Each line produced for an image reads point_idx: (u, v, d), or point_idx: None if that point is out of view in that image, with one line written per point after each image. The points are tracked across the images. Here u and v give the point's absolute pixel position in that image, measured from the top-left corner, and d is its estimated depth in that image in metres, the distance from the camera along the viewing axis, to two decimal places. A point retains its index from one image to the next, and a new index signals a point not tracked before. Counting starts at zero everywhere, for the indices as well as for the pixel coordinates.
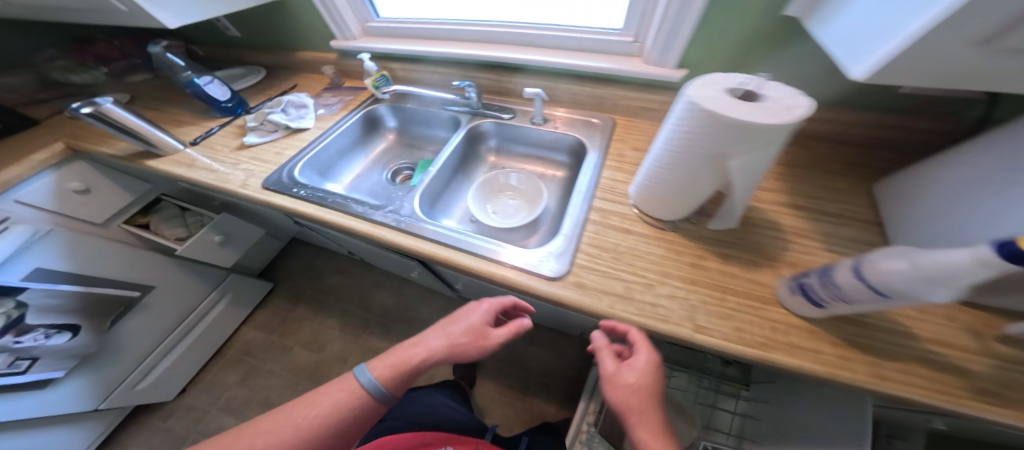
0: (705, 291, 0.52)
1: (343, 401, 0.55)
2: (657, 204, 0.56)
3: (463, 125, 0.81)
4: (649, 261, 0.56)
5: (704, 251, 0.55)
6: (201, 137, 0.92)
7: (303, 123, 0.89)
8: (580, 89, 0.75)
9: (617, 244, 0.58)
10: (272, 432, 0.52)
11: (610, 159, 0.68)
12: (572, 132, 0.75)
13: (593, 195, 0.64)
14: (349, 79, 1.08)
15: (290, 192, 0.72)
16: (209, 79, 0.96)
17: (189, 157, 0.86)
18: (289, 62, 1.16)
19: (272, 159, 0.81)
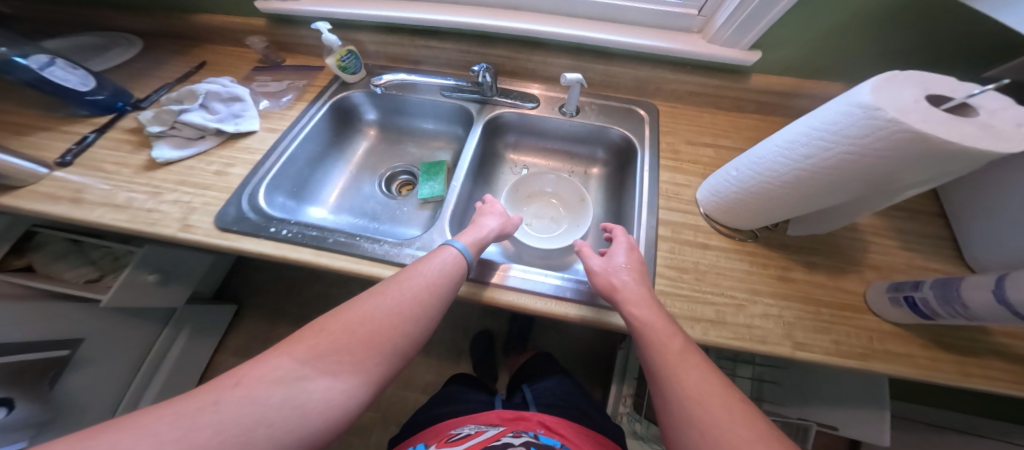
0: (797, 306, 0.49)
1: (438, 271, 0.45)
2: (736, 214, 0.51)
3: (477, 119, 0.67)
4: (735, 278, 0.51)
5: (789, 261, 0.53)
6: (73, 154, 0.60)
7: (238, 125, 0.64)
8: (615, 68, 0.63)
9: (697, 262, 0.52)
10: (373, 315, 0.39)
11: (664, 156, 0.60)
12: (613, 124, 0.64)
13: (657, 204, 0.56)
14: (289, 54, 0.83)
15: (268, 233, 0.53)
16: (48, 59, 0.62)
17: (63, 183, 0.57)
18: (191, 30, 0.84)
19: (216, 182, 0.58)
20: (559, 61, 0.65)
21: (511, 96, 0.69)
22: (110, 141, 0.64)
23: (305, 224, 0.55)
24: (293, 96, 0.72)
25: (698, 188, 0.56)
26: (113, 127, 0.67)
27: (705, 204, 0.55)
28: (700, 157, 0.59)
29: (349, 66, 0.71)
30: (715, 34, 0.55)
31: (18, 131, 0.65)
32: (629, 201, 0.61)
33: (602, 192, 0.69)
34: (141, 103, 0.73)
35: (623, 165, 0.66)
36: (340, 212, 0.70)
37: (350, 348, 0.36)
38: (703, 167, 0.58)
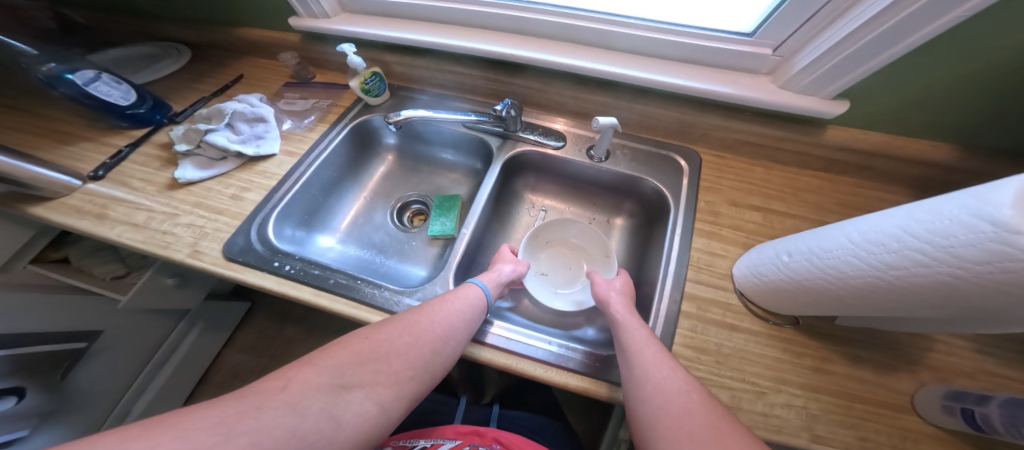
0: (826, 397, 0.41)
1: (469, 298, 0.45)
2: (777, 297, 0.42)
3: (497, 157, 0.62)
4: (763, 365, 0.43)
5: (829, 351, 0.43)
6: (104, 168, 0.62)
7: (257, 148, 0.64)
8: (653, 108, 0.57)
9: (719, 344, 0.44)
10: (410, 333, 0.38)
11: (702, 217, 0.52)
12: (645, 175, 0.58)
13: (684, 274, 0.49)
14: (318, 69, 0.82)
15: (267, 267, 0.51)
16: (93, 74, 0.65)
17: (89, 195, 0.59)
18: (230, 42, 0.86)
19: (229, 207, 0.57)
20: (591, 100, 0.60)
21: (537, 131, 0.64)
22: (141, 157, 0.65)
23: (308, 260, 0.53)
24: (315, 117, 0.71)
25: (736, 261, 0.48)
26: (147, 141, 0.69)
27: (741, 280, 0.47)
28: (745, 221, 0.51)
29: (372, 88, 0.69)
30: (789, 79, 0.46)
31: (69, 143, 0.69)
32: (655, 263, 0.54)
33: (626, 245, 0.62)
34: (177, 117, 0.75)
35: (654, 218, 0.59)
36: (348, 243, 0.67)
37: (387, 363, 0.35)
38: (745, 234, 0.50)
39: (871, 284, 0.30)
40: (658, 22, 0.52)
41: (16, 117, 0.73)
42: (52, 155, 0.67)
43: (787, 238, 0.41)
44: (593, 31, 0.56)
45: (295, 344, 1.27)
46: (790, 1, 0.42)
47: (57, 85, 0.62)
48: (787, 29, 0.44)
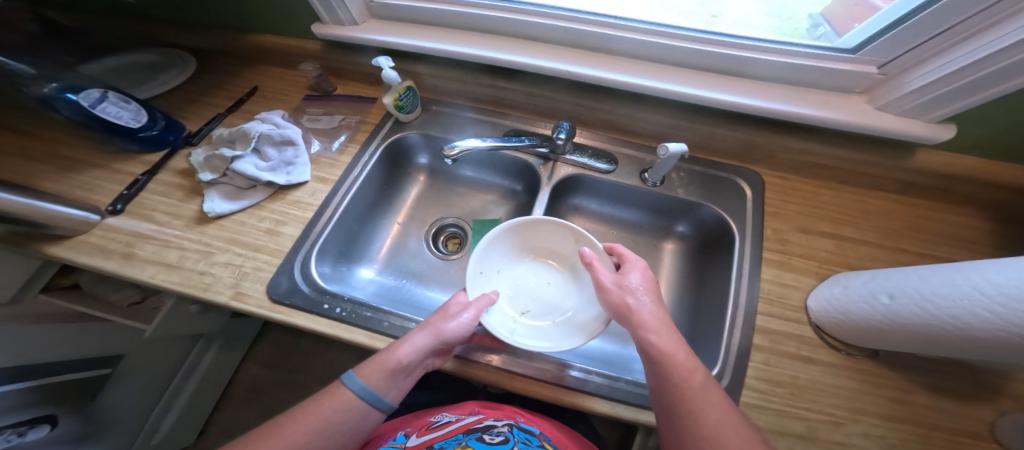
0: (905, 427, 0.37)
1: (338, 415, 0.39)
2: (858, 335, 0.39)
3: (545, 184, 0.61)
4: (838, 396, 0.39)
5: (905, 380, 0.39)
6: (123, 200, 0.58)
7: (289, 176, 0.60)
8: (714, 127, 0.56)
9: (792, 374, 0.41)
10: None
11: (771, 245, 0.51)
12: (706, 201, 0.56)
13: (755, 306, 0.46)
14: (340, 79, 0.77)
15: (319, 310, 0.48)
16: (99, 93, 0.59)
17: (112, 229, 0.55)
18: (242, 49, 0.80)
19: (266, 243, 0.54)
20: (645, 117, 0.60)
21: (584, 152, 0.63)
22: (161, 186, 0.61)
23: (358, 301, 0.50)
24: (346, 136, 0.68)
25: (809, 293, 0.46)
26: (164, 169, 0.64)
27: (817, 312, 0.43)
28: (816, 249, 0.50)
29: (406, 104, 0.66)
30: (893, 100, 0.44)
31: (78, 170, 0.64)
32: (718, 292, 0.51)
33: (680, 269, 0.61)
34: (192, 138, 0.70)
35: (711, 244, 0.57)
36: (388, 274, 0.65)
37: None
38: (816, 263, 0.49)
39: (984, 341, 0.28)
40: (733, 40, 0.50)
41: (17, 140, 0.67)
42: (59, 184, 0.62)
43: (879, 276, 0.37)
44: (658, 47, 0.54)
45: (313, 356, 1.25)
46: (914, 22, 0.39)
47: (62, 108, 0.57)
48: (899, 49, 0.42)
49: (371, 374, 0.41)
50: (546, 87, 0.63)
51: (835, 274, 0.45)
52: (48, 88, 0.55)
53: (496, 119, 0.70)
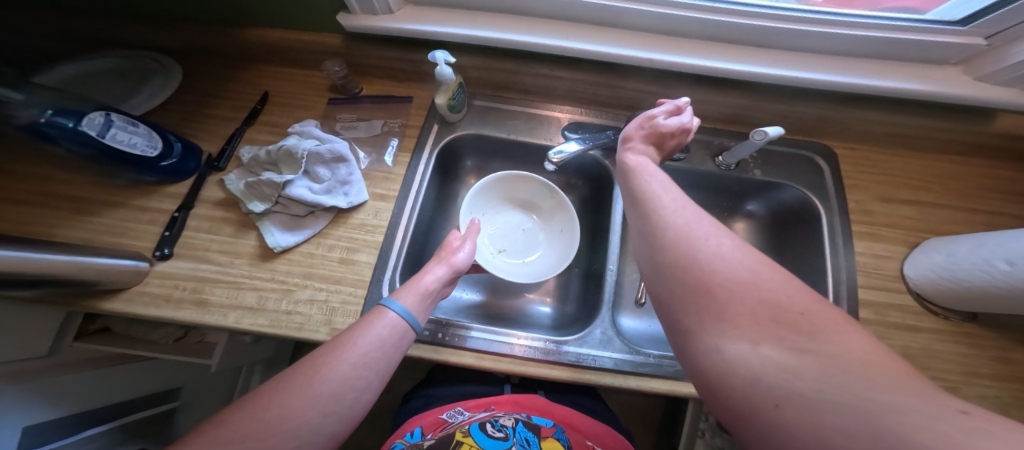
0: (1015, 386, 0.48)
1: (388, 331, 0.44)
2: (954, 296, 0.49)
3: (617, 178, 0.65)
4: (950, 361, 0.49)
5: (1010, 341, 0.50)
6: (166, 243, 0.54)
7: (349, 197, 0.57)
8: (776, 105, 0.62)
9: (905, 346, 0.50)
10: (307, 394, 0.37)
11: (858, 217, 0.60)
12: (794, 180, 0.64)
13: (856, 280, 0.55)
14: (360, 75, 0.68)
15: (462, 344, 0.55)
16: (104, 118, 0.47)
17: (194, 286, 0.53)
18: (232, 48, 0.66)
19: (345, 274, 0.54)
20: (716, 101, 0.63)
21: None
22: (203, 221, 0.57)
23: (451, 324, 0.57)
24: (396, 142, 0.62)
25: (904, 262, 0.55)
26: (198, 200, 0.58)
27: (916, 279, 0.53)
28: (901, 216, 0.60)
29: (457, 103, 0.60)
30: (992, 72, 0.51)
31: (93, 212, 0.56)
32: (813, 269, 0.60)
33: (755, 241, 0.72)
34: (217, 162, 0.60)
35: (789, 220, 0.68)
36: (467, 286, 0.70)
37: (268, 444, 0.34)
38: (903, 232, 0.58)
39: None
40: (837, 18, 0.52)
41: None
42: (78, 232, 0.54)
43: (983, 242, 0.45)
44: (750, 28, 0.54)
45: None
46: None
47: (60, 141, 0.45)
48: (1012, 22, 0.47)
49: (409, 295, 0.49)
50: (617, 77, 0.61)
51: (928, 242, 0.54)
52: (40, 116, 0.43)
53: (546, 110, 0.67)
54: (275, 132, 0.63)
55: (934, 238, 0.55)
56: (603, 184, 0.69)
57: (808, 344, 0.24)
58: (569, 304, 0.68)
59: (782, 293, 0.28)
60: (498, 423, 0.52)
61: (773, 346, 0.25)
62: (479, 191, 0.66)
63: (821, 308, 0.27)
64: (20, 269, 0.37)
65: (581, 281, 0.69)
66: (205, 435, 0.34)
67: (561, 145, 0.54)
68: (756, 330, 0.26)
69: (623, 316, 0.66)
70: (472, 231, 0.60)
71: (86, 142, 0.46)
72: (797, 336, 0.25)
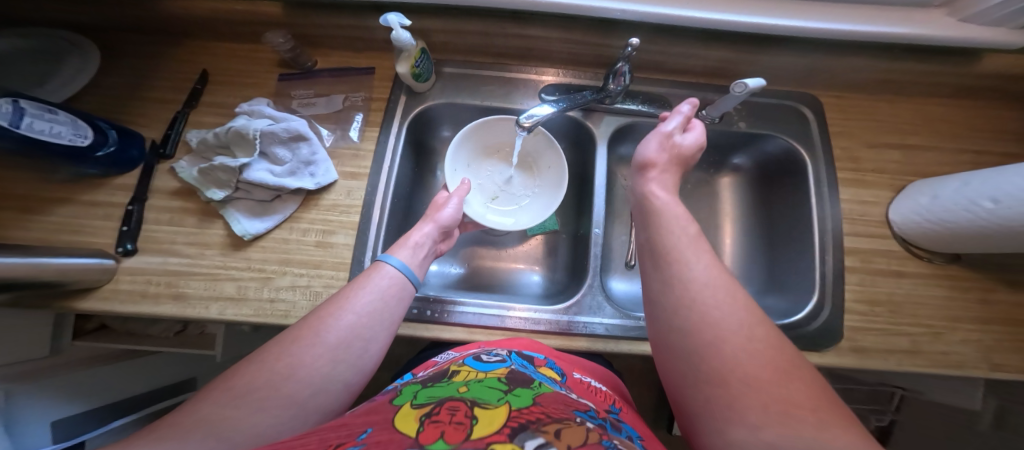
0: (997, 328, 0.51)
1: (387, 282, 0.46)
2: (937, 237, 0.51)
3: (598, 140, 0.63)
4: (933, 306, 0.53)
5: (991, 282, 0.53)
6: (128, 237, 0.52)
7: (315, 178, 0.54)
8: (760, 57, 0.60)
9: (891, 293, 0.53)
10: (316, 343, 0.38)
11: (845, 165, 0.61)
12: (776, 133, 0.64)
13: (841, 228, 0.57)
14: (311, 45, 0.62)
15: (457, 318, 0.55)
16: (13, 105, 0.41)
17: (168, 281, 0.51)
18: (162, 21, 0.59)
19: (323, 258, 0.53)
20: (698, 55, 0.60)
21: (633, 98, 0.63)
22: (163, 213, 0.54)
23: (439, 300, 0.57)
24: (361, 116, 0.58)
25: (890, 208, 0.57)
26: (151, 191, 0.55)
27: (901, 224, 0.55)
28: (887, 162, 0.61)
29: (422, 71, 0.56)
30: (976, 13, 0.50)
31: (40, 210, 0.52)
32: (799, 222, 0.62)
33: (742, 197, 0.73)
34: (163, 149, 0.56)
35: (775, 174, 0.68)
36: (455, 261, 0.69)
37: (283, 388, 0.34)
38: (890, 176, 0.60)
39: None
40: None
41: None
42: (29, 232, 0.51)
43: (969, 182, 0.47)
44: None
45: None
46: None
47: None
48: None
49: (401, 250, 0.51)
50: (593, 35, 0.57)
51: (914, 185, 0.56)
52: None
53: (522, 73, 0.63)
54: (225, 114, 0.58)
55: (919, 181, 0.57)
56: (586, 148, 0.66)
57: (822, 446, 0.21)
58: (559, 272, 0.68)
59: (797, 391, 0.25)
60: (492, 352, 0.47)
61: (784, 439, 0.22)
62: (460, 141, 0.61)
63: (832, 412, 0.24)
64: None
65: (569, 248, 0.69)
66: (217, 387, 0.33)
67: (532, 108, 0.51)
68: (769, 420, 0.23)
69: (613, 279, 0.67)
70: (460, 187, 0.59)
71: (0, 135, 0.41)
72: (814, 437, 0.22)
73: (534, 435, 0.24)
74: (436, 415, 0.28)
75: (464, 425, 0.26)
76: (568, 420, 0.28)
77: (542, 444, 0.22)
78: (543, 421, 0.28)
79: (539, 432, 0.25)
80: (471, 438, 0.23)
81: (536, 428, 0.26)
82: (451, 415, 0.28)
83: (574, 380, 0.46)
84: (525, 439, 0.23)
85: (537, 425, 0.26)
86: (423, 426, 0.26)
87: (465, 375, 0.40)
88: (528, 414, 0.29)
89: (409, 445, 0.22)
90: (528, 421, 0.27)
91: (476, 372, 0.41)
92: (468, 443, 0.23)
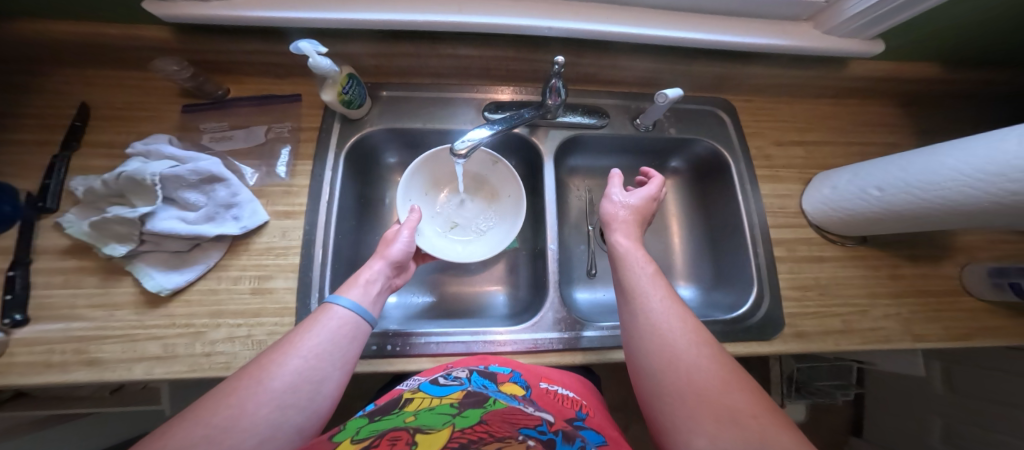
0: (909, 299, 0.60)
1: (337, 322, 0.44)
2: (844, 223, 0.59)
3: (546, 154, 0.63)
4: (855, 286, 0.61)
5: (896, 258, 0.63)
6: (15, 309, 0.45)
7: (240, 221, 0.50)
8: (682, 66, 0.63)
9: (817, 277, 0.61)
10: (259, 391, 0.35)
11: (760, 163, 0.68)
12: (705, 137, 0.68)
13: (766, 223, 0.64)
14: (218, 73, 0.55)
15: (423, 350, 0.54)
16: None
17: (72, 351, 0.45)
18: (18, 53, 0.50)
19: (263, 305, 0.49)
20: (627, 66, 0.63)
21: (573, 110, 0.64)
22: (55, 275, 0.47)
23: (402, 334, 0.55)
24: (289, 149, 0.54)
25: (802, 199, 0.65)
26: (34, 251, 0.47)
27: (814, 214, 0.63)
28: (793, 158, 0.68)
29: (354, 97, 0.52)
30: (835, 26, 0.56)
31: None
32: (731, 218, 0.68)
33: (687, 196, 0.77)
34: (43, 201, 0.48)
35: (709, 173, 0.73)
36: (416, 290, 0.67)
37: (224, 441, 0.31)
38: (797, 171, 0.68)
39: (927, 213, 0.45)
40: None
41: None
42: None
43: (858, 174, 0.54)
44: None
45: None
46: None
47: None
48: None
49: (352, 289, 0.48)
50: (526, 51, 0.57)
51: (818, 177, 0.64)
52: None
53: (459, 93, 0.60)
54: (117, 155, 0.51)
55: (821, 173, 0.65)
56: (534, 162, 0.67)
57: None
58: (521, 289, 0.69)
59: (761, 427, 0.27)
60: (451, 375, 0.47)
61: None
62: (413, 173, 0.59)
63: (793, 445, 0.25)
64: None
65: (530, 264, 0.69)
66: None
67: (468, 132, 0.51)
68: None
69: (577, 290, 0.69)
70: (410, 218, 0.56)
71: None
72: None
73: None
74: (375, 446, 0.28)
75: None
76: (511, 436, 0.31)
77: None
78: (486, 439, 0.31)
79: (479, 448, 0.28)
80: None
81: (477, 445, 0.29)
82: (391, 445, 0.29)
83: (538, 393, 0.45)
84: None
85: (477, 444, 0.29)
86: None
87: (420, 402, 0.40)
88: (470, 433, 0.32)
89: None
90: (470, 440, 0.30)
91: (432, 398, 0.41)
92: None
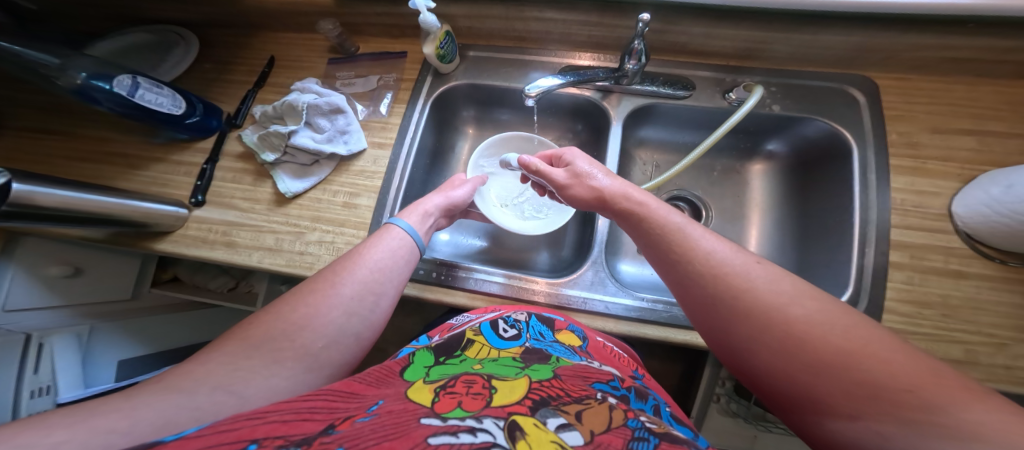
0: None
1: (397, 242, 0.50)
2: (1009, 234, 0.44)
3: (613, 119, 0.63)
4: (999, 315, 0.46)
5: None
6: (199, 190, 0.62)
7: (348, 145, 0.61)
8: (800, 36, 0.56)
9: (944, 295, 0.47)
10: (332, 294, 0.42)
11: (901, 150, 0.54)
12: (816, 115, 0.59)
13: (888, 220, 0.51)
14: (358, 36, 0.71)
15: (463, 283, 0.58)
16: (132, 81, 0.53)
17: (219, 227, 0.60)
18: (243, 17, 0.72)
19: (348, 217, 0.58)
20: (726, 35, 0.58)
21: (657, 80, 0.62)
22: (228, 172, 0.64)
23: (448, 265, 0.60)
24: (391, 95, 0.66)
25: (955, 199, 0.50)
26: (222, 154, 0.65)
27: (966, 217, 0.48)
28: (956, 149, 0.53)
29: (447, 53, 0.61)
30: None
31: (138, 166, 0.65)
32: (840, 211, 0.57)
33: (773, 185, 0.69)
34: (235, 119, 0.67)
35: (814, 159, 0.63)
36: (468, 234, 0.74)
37: (307, 337, 0.39)
38: (958, 165, 0.53)
39: None
40: None
41: (57, 142, 0.67)
42: (129, 182, 0.64)
43: None
44: None
45: None
46: None
47: (104, 101, 0.52)
48: None
49: (410, 215, 0.54)
50: (616, 16, 0.58)
51: (986, 175, 0.48)
52: (80, 80, 0.50)
53: (538, 56, 0.66)
54: (283, 92, 0.68)
55: (993, 170, 0.49)
56: (601, 127, 0.67)
57: (925, 418, 0.23)
58: (566, 249, 0.70)
59: (870, 334, 0.28)
60: (511, 319, 0.49)
61: (882, 421, 0.25)
62: (487, 147, 0.68)
63: (955, 376, 0.25)
64: (65, 210, 0.45)
65: (578, 227, 0.70)
66: (235, 333, 0.39)
67: (538, 80, 0.53)
68: (857, 405, 0.26)
69: (622, 262, 0.68)
70: (476, 178, 0.64)
71: (122, 102, 0.53)
72: (911, 411, 0.24)
73: (556, 414, 0.26)
74: (452, 387, 0.31)
75: (482, 395, 0.29)
76: (590, 399, 0.30)
77: (564, 424, 0.25)
78: (565, 398, 0.29)
79: (560, 411, 0.27)
80: (492, 406, 0.27)
81: (557, 406, 0.28)
82: (468, 387, 0.30)
83: (595, 345, 0.47)
84: (547, 416, 0.26)
85: (558, 405, 0.28)
86: (438, 396, 0.29)
87: (479, 348, 0.42)
88: (548, 388, 0.31)
89: (425, 413, 0.25)
90: (549, 396, 0.29)
91: (491, 348, 0.43)
92: (489, 410, 0.26)
